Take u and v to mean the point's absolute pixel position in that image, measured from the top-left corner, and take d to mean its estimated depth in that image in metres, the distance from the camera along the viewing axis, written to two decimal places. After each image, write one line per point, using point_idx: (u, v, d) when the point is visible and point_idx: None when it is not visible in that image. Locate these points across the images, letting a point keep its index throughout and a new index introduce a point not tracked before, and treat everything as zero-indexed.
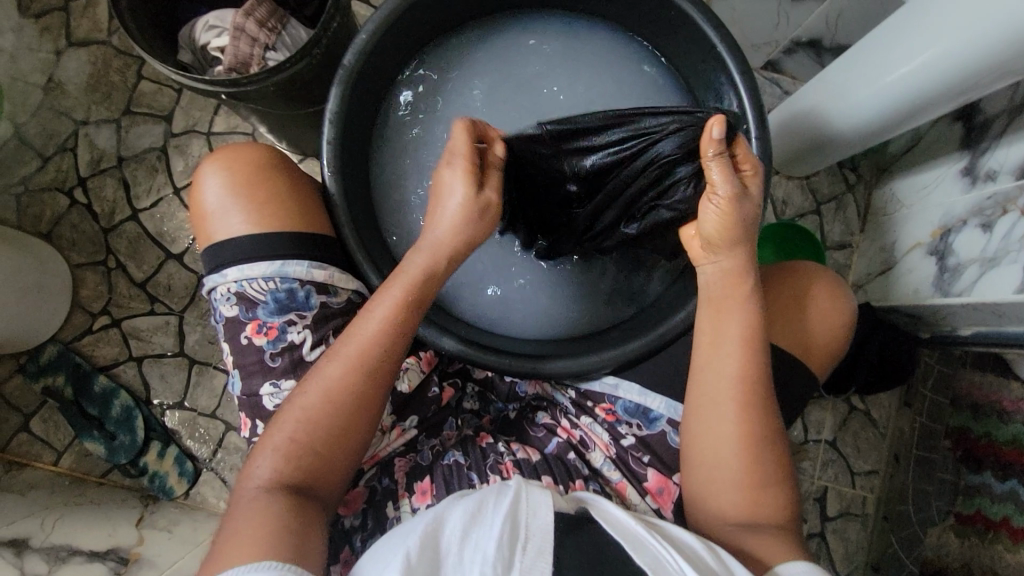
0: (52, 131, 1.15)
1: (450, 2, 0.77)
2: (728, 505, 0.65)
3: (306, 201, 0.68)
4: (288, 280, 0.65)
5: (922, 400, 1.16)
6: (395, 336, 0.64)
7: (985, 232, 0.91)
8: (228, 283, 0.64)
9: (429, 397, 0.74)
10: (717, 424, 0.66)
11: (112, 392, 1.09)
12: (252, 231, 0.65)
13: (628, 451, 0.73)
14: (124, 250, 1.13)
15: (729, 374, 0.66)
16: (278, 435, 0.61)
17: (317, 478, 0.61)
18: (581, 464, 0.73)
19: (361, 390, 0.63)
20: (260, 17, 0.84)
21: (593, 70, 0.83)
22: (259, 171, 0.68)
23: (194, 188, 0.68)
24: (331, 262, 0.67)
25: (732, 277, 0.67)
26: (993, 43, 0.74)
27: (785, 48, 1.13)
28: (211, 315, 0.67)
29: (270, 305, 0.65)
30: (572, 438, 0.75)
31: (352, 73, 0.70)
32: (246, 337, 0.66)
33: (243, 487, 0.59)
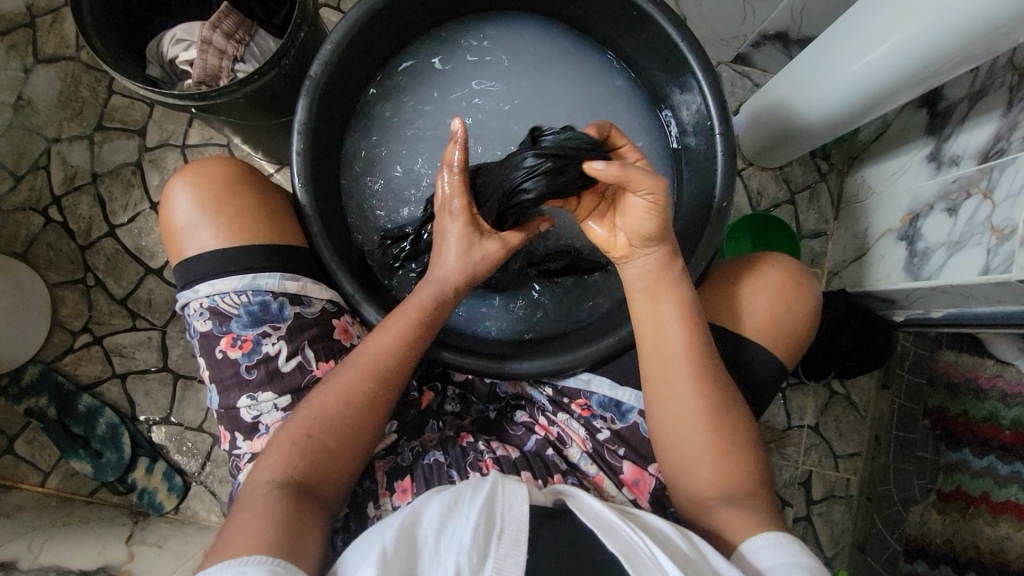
0: (24, 150, 1.14)
1: (416, 8, 0.77)
2: (698, 483, 0.67)
3: (276, 213, 0.68)
4: (260, 292, 0.65)
5: (899, 380, 1.18)
6: (406, 352, 0.67)
7: (951, 216, 0.93)
8: (201, 298, 0.65)
9: (409, 399, 0.75)
10: (677, 404, 0.67)
11: (97, 410, 1.08)
12: (223, 246, 0.65)
13: (605, 446, 0.73)
14: (103, 267, 1.13)
15: (674, 354, 0.67)
16: (289, 436, 0.61)
17: (321, 483, 0.61)
18: (559, 459, 0.74)
19: (375, 401, 0.65)
20: (227, 29, 0.84)
21: (559, 73, 0.85)
22: (228, 185, 0.68)
23: (164, 204, 0.68)
24: (303, 273, 0.68)
25: (661, 265, 0.69)
26: (948, 34, 0.76)
27: (753, 41, 1.14)
28: (186, 330, 0.68)
29: (243, 318, 0.65)
30: (549, 435, 0.75)
31: (319, 84, 0.71)
32: (221, 350, 0.66)
33: (251, 487, 0.59)
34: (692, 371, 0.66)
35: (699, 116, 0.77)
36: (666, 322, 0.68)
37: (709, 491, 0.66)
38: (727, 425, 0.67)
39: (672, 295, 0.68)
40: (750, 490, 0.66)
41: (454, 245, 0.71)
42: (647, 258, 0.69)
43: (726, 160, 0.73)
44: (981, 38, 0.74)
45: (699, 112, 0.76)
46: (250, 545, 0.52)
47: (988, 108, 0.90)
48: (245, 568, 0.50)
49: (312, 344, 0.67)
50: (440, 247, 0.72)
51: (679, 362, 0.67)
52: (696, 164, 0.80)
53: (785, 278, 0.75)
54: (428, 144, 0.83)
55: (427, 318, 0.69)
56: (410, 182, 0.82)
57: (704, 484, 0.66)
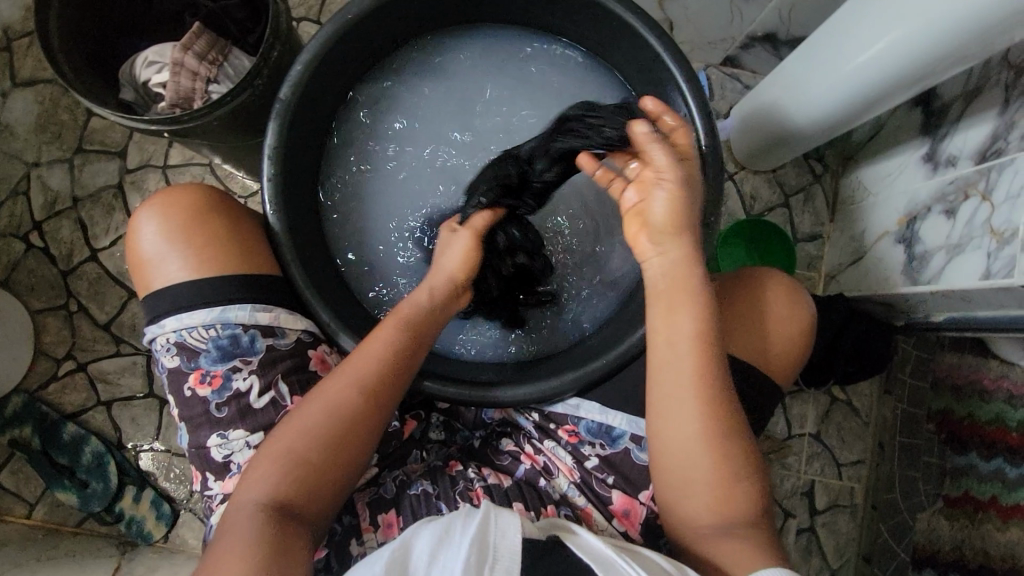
0: (3, 175, 1.12)
1: (390, 24, 0.75)
2: (697, 510, 0.63)
3: (247, 240, 0.66)
4: (230, 326, 0.63)
5: (902, 385, 1.15)
6: (399, 368, 0.65)
7: (949, 219, 0.90)
8: (167, 333, 0.63)
9: (391, 431, 0.72)
10: (681, 424, 0.64)
11: (82, 439, 1.06)
12: (190, 277, 0.63)
13: (592, 474, 0.71)
14: (86, 292, 1.11)
15: (687, 370, 0.64)
16: (277, 454, 0.60)
17: (311, 501, 0.59)
18: (549, 488, 0.72)
19: (366, 418, 0.63)
20: (200, 50, 0.82)
21: (539, 85, 0.83)
22: (196, 214, 0.65)
23: (129, 236, 0.65)
24: (276, 303, 0.65)
25: (678, 271, 0.65)
26: (940, 34, 0.73)
27: (742, 43, 1.12)
28: (155, 365, 0.65)
29: (212, 353, 0.63)
30: (536, 464, 0.73)
31: (289, 106, 0.69)
32: (189, 387, 0.63)
33: (236, 504, 0.57)
34: (701, 392, 0.63)
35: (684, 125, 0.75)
36: (678, 342, 0.64)
37: (708, 516, 0.63)
38: (727, 445, 0.63)
39: (688, 308, 0.64)
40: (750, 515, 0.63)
41: (455, 249, 0.72)
42: (667, 251, 0.66)
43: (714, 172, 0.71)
44: (974, 37, 0.72)
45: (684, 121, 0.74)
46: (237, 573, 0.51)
47: (985, 106, 0.88)
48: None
49: (286, 377, 0.65)
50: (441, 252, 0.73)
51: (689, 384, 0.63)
52: None
53: (776, 292, 0.73)
54: (408, 162, 0.82)
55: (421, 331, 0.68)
56: (395, 201, 0.82)
57: (702, 510, 0.63)
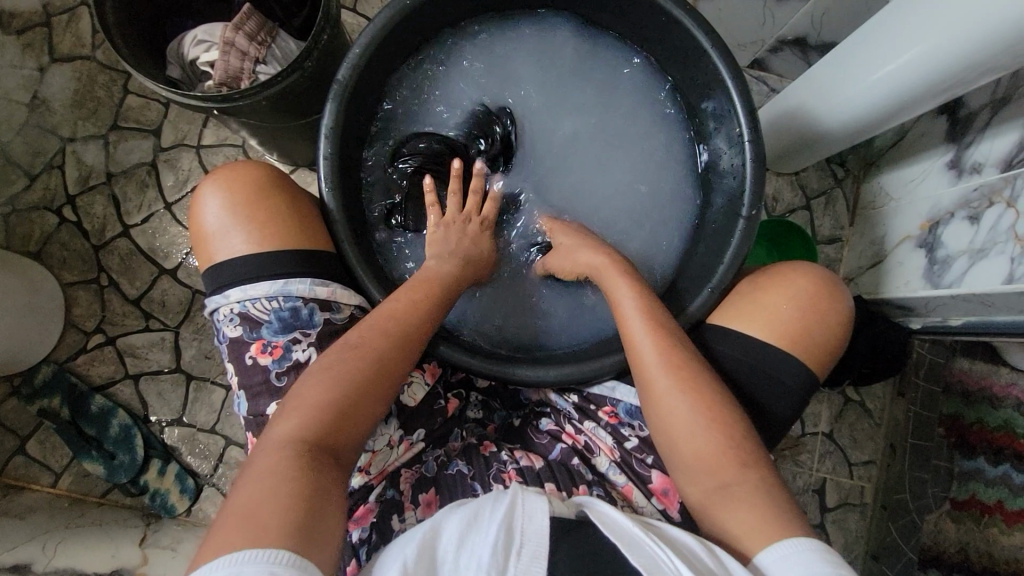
0: (39, 149, 1.14)
1: (442, 10, 0.77)
2: (697, 479, 0.65)
3: (303, 217, 0.68)
4: (290, 298, 0.64)
5: (915, 388, 1.18)
6: (422, 312, 0.68)
7: (973, 224, 0.92)
8: (231, 304, 0.64)
9: (436, 409, 0.75)
10: (657, 397, 0.68)
11: (110, 412, 1.08)
12: (251, 251, 0.65)
13: (632, 454, 0.73)
14: (117, 267, 1.12)
15: (642, 344, 0.69)
16: (303, 396, 0.59)
17: (338, 446, 0.58)
18: (585, 469, 0.73)
19: (389, 355, 0.63)
20: (249, 30, 0.84)
21: (580, 74, 0.86)
22: (257, 190, 0.67)
23: (193, 209, 0.67)
24: (332, 279, 0.67)
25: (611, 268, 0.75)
26: (974, 44, 0.75)
27: (771, 47, 1.14)
28: (215, 336, 0.67)
29: (273, 324, 0.65)
30: (576, 444, 0.76)
31: (347, 88, 0.70)
32: (250, 356, 0.65)
33: (265, 447, 0.56)
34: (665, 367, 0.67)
35: (726, 121, 0.77)
36: (631, 322, 0.71)
37: (710, 482, 0.64)
38: (705, 398, 0.66)
39: (624, 279, 0.73)
40: (757, 475, 0.63)
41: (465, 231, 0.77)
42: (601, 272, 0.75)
43: (755, 168, 0.73)
44: (1008, 49, 0.73)
45: (727, 117, 0.76)
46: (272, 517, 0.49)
47: (1012, 115, 0.90)
48: (274, 571, 0.46)
49: None
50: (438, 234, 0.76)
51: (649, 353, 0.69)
52: (721, 171, 0.80)
53: (818, 288, 0.75)
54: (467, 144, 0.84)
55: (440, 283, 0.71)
56: None
57: (704, 477, 0.65)
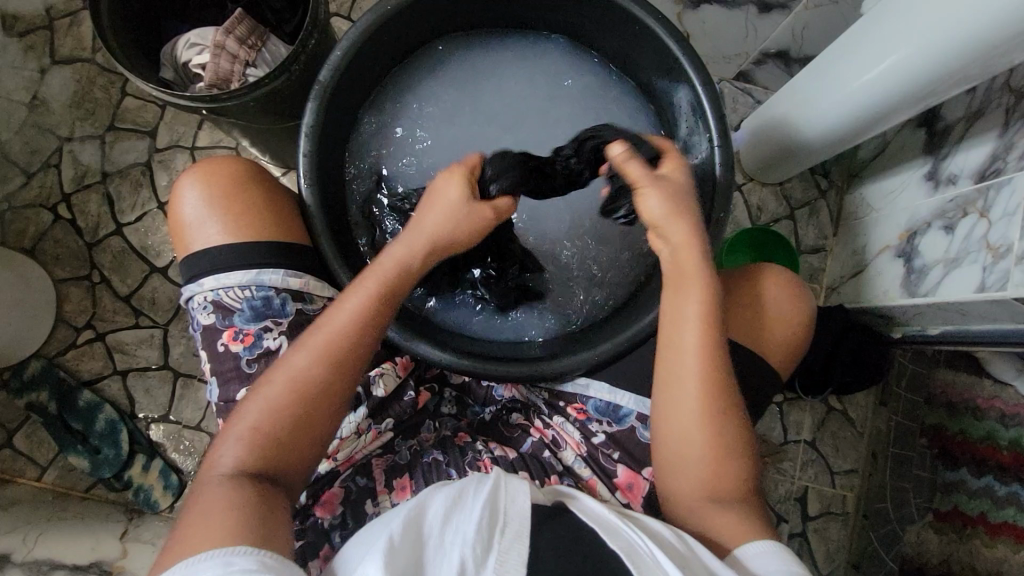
0: (36, 148, 1.16)
1: (424, 20, 0.80)
2: (691, 492, 0.66)
3: (282, 213, 0.70)
4: (264, 288, 0.66)
5: (897, 398, 1.19)
6: (371, 324, 0.65)
7: (948, 234, 0.94)
8: (205, 292, 0.66)
9: (405, 400, 0.76)
10: (683, 414, 0.67)
11: (96, 406, 1.09)
12: (227, 242, 0.66)
13: (599, 449, 0.75)
14: (108, 265, 1.14)
15: (688, 353, 0.67)
16: (241, 425, 0.60)
17: (281, 466, 0.59)
18: (554, 460, 0.75)
19: (331, 380, 0.62)
20: (240, 35, 0.86)
21: (555, 80, 0.88)
22: (235, 183, 0.69)
23: (172, 201, 0.69)
24: (307, 271, 0.69)
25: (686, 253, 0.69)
26: (946, 53, 0.77)
27: (754, 59, 1.16)
28: (191, 324, 0.69)
29: (245, 312, 0.66)
30: (544, 438, 0.77)
31: (327, 89, 0.72)
32: (223, 343, 0.67)
33: (209, 474, 0.58)
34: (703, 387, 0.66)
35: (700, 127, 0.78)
36: (683, 320, 0.68)
37: (702, 493, 0.66)
38: (723, 413, 0.67)
39: (696, 284, 0.68)
40: (742, 497, 0.66)
41: (443, 200, 0.71)
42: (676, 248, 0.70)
43: (725, 173, 0.74)
44: (974, 60, 0.75)
45: (700, 124, 0.78)
46: (213, 535, 0.51)
47: (984, 129, 0.92)
48: (231, 559, 0.49)
49: None
50: (427, 207, 0.71)
51: (688, 360, 0.67)
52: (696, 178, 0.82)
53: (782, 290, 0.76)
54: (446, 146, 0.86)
55: (396, 284, 0.67)
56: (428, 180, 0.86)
57: (695, 485, 0.66)
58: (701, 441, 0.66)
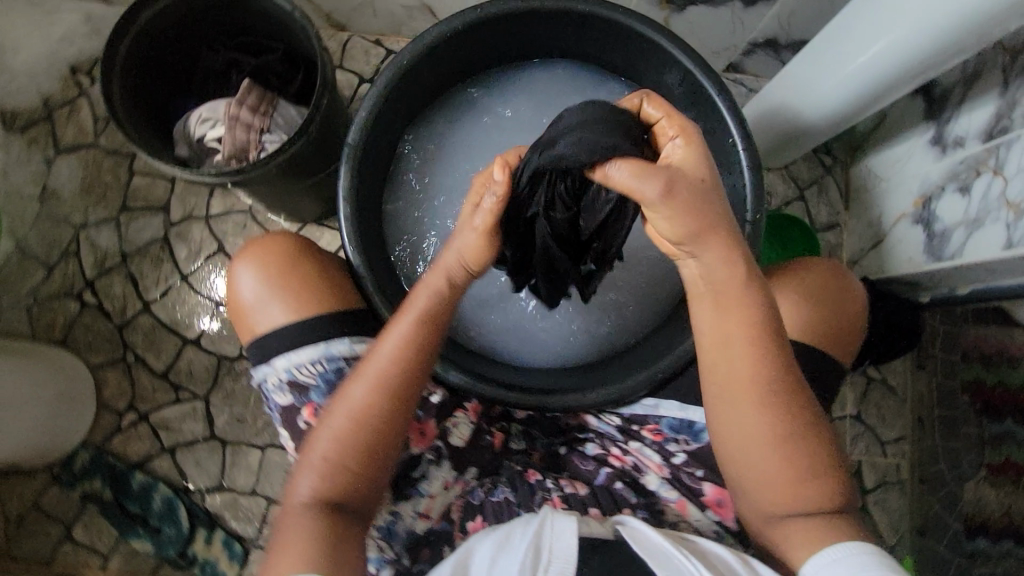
0: (54, 239, 1.17)
1: (433, 70, 0.82)
2: (766, 501, 0.68)
3: (335, 282, 0.71)
4: (334, 359, 0.67)
5: (933, 360, 1.19)
6: (418, 355, 0.66)
7: (964, 196, 0.95)
8: (279, 373, 0.67)
9: (483, 445, 0.78)
10: (744, 432, 0.67)
11: (151, 487, 1.09)
12: (291, 320, 0.68)
13: (681, 468, 0.76)
14: (141, 343, 1.15)
15: (741, 373, 0.66)
16: (314, 456, 0.64)
17: (352, 492, 0.64)
18: (629, 491, 0.76)
19: (386, 414, 0.65)
20: (252, 104, 0.88)
21: (565, 95, 0.88)
22: (288, 259, 0.71)
23: (229, 286, 0.71)
24: (369, 334, 0.70)
25: (715, 267, 0.63)
26: (942, 28, 0.78)
27: (743, 50, 1.18)
28: (266, 404, 0.70)
29: (321, 386, 0.68)
30: (624, 465, 0.79)
31: (357, 149, 0.73)
32: (303, 420, 0.69)
33: (290, 501, 0.64)
34: (762, 403, 0.66)
35: (717, 131, 0.80)
36: (733, 343, 0.66)
37: (774, 506, 0.67)
38: (795, 422, 0.67)
39: (743, 301, 0.64)
40: (822, 503, 0.66)
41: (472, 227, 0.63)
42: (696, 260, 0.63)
43: (752, 175, 0.75)
44: (972, 31, 0.77)
45: (718, 128, 0.79)
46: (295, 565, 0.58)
47: (984, 89, 0.94)
48: None
49: None
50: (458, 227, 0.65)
51: (744, 386, 0.66)
52: None
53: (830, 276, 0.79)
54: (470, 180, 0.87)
55: (434, 312, 0.66)
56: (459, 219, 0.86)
57: (767, 498, 0.68)
58: (776, 456, 0.67)
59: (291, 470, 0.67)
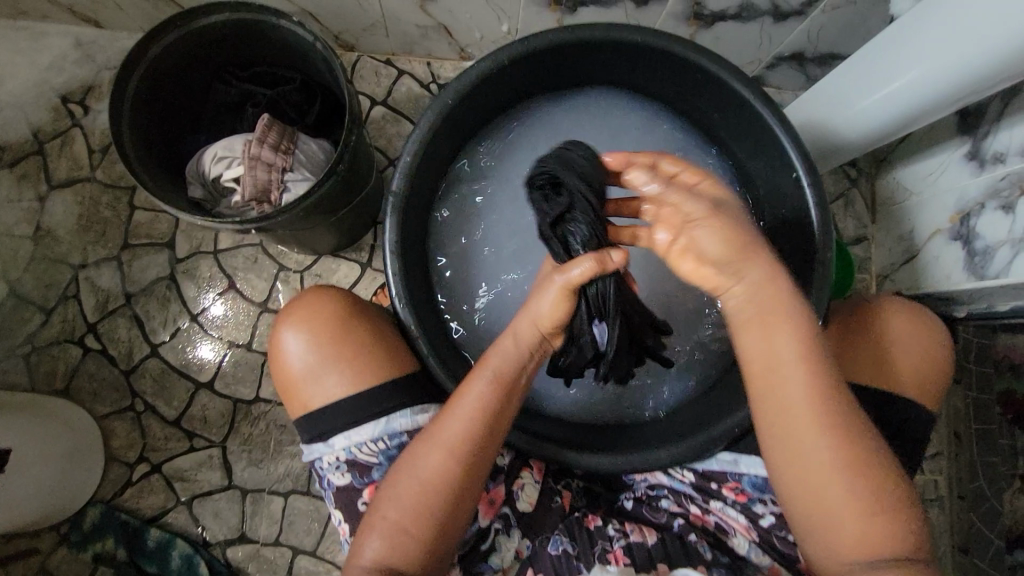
0: (50, 281, 1.10)
1: (467, 115, 0.84)
2: (837, 546, 0.60)
3: (386, 348, 0.72)
4: (395, 436, 0.69)
5: (966, 373, 1.13)
6: (496, 420, 0.63)
7: (1008, 214, 0.94)
8: (338, 453, 0.68)
9: (554, 507, 0.75)
10: (808, 467, 0.61)
11: (168, 544, 1.03)
12: (346, 392, 0.69)
13: (771, 531, 0.73)
14: (151, 389, 1.08)
15: (800, 403, 0.60)
16: (383, 520, 0.62)
17: (420, 562, 0.61)
18: (703, 546, 0.72)
19: (459, 482, 0.62)
20: (273, 141, 0.82)
21: (596, 129, 0.91)
22: (337, 327, 0.71)
23: (279, 356, 0.71)
24: (428, 403, 0.71)
25: (765, 289, 0.61)
26: (992, 51, 0.74)
27: (768, 63, 1.15)
28: (321, 483, 0.71)
29: (383, 464, 0.69)
30: (707, 525, 0.75)
31: (401, 198, 0.75)
32: (363, 500, 0.69)
33: (355, 562, 0.62)
34: (828, 437, 0.60)
35: None
36: (788, 368, 0.60)
37: (848, 550, 0.60)
38: (866, 461, 0.60)
39: (791, 326, 0.60)
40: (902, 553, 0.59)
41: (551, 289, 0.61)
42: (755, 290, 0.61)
43: None
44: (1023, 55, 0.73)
45: None
46: None
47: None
48: None
49: None
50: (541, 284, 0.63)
51: (803, 417, 0.60)
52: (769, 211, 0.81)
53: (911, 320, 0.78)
54: (511, 218, 0.90)
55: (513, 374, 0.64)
56: (501, 257, 0.89)
57: (840, 542, 0.60)
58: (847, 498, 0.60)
59: (357, 530, 0.64)
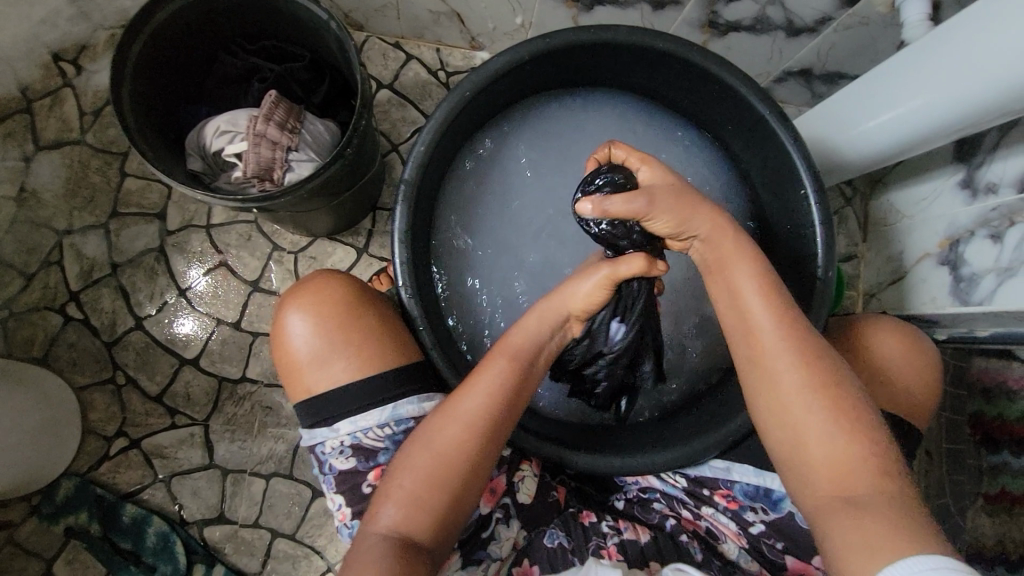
0: (33, 245, 1.06)
1: (479, 107, 0.83)
2: (819, 486, 0.60)
3: (396, 336, 0.72)
4: (402, 421, 0.69)
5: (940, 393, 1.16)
6: (513, 394, 0.65)
7: (996, 243, 0.97)
8: (342, 437, 0.68)
9: (551, 501, 0.77)
10: (781, 397, 0.63)
11: (144, 520, 1.01)
12: (354, 377, 0.68)
13: (762, 539, 0.75)
14: (133, 363, 1.06)
15: (762, 330, 0.64)
16: (398, 488, 0.61)
17: (432, 532, 0.60)
18: (694, 545, 0.75)
19: (475, 454, 0.62)
20: (279, 119, 0.80)
21: (605, 130, 0.91)
22: (347, 311, 0.71)
23: (285, 339, 0.70)
24: (435, 392, 0.71)
25: (719, 232, 0.66)
26: (991, 88, 0.76)
27: (776, 77, 1.17)
28: (322, 468, 0.70)
29: (389, 449, 0.69)
30: (698, 529, 0.77)
31: (412, 187, 0.76)
32: (368, 484, 0.69)
33: (366, 530, 0.60)
34: (798, 366, 0.63)
35: None
36: (747, 298, 0.66)
37: (829, 492, 0.59)
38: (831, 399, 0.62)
39: (747, 263, 0.66)
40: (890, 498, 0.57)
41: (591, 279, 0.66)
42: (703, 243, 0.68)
43: None
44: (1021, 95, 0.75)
45: None
46: None
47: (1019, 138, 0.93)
48: None
49: None
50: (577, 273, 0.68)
51: (770, 338, 0.64)
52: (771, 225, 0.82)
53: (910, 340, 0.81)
54: (514, 213, 0.90)
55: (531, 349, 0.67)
56: (503, 254, 0.89)
57: (821, 480, 0.60)
58: (825, 441, 0.61)
59: (370, 502, 0.63)
